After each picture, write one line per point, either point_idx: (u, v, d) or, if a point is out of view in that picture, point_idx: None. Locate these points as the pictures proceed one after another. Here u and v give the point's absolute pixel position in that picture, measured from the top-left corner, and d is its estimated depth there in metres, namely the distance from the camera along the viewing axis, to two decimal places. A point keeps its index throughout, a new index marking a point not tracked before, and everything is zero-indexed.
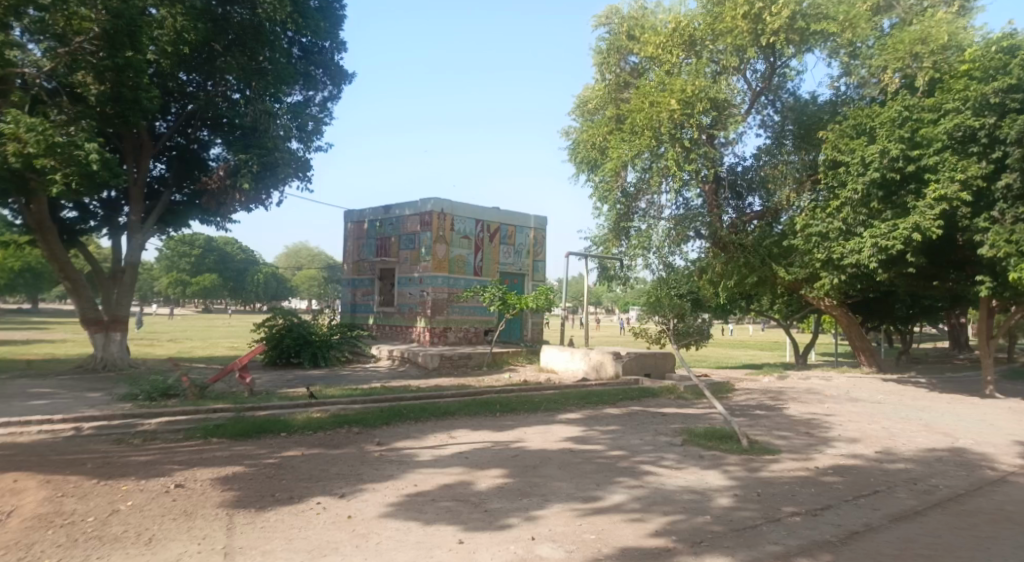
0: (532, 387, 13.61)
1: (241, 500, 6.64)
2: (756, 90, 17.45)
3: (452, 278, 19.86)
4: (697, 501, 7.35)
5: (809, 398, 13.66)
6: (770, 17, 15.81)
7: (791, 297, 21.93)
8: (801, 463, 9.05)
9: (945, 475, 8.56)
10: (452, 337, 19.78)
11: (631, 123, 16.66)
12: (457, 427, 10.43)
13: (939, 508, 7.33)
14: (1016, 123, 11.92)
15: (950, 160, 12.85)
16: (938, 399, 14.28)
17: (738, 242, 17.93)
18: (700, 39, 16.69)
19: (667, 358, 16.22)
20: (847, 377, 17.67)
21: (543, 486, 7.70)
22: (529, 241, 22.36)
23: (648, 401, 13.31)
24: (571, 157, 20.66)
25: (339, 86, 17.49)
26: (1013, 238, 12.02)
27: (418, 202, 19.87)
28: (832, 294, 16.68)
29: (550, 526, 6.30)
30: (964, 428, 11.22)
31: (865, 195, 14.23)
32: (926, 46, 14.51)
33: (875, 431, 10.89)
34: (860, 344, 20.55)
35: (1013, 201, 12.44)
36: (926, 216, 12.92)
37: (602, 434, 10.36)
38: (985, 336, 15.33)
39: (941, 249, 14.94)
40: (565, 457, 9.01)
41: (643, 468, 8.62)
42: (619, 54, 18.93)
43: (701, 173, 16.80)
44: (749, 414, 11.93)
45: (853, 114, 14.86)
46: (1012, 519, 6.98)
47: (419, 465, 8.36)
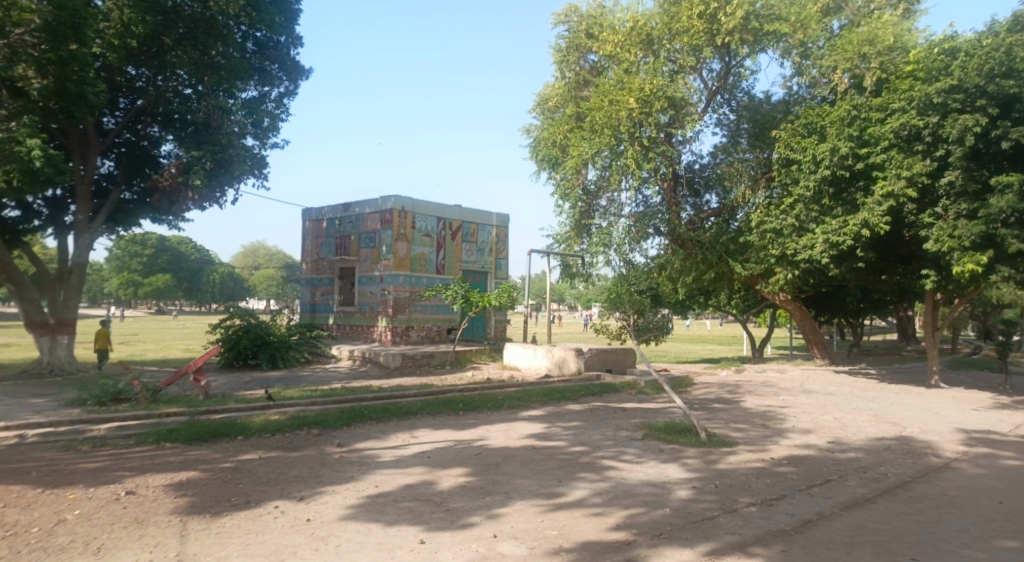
0: (494, 384, 13.62)
1: (196, 506, 6.47)
2: (712, 89, 17.72)
3: (413, 276, 19.71)
4: (657, 494, 7.46)
5: (765, 391, 14.00)
6: (725, 17, 16.09)
7: (748, 293, 22.42)
8: (757, 455, 9.27)
9: (893, 463, 8.87)
10: (414, 336, 19.66)
11: (591, 122, 16.77)
12: (419, 427, 10.35)
13: (888, 495, 7.58)
14: (957, 123, 12.27)
15: (896, 158, 13.30)
16: (887, 389, 14.78)
17: (696, 239, 18.21)
18: (657, 39, 16.86)
19: (628, 354, 16.40)
20: (801, 369, 18.16)
21: (506, 483, 7.71)
22: (491, 238, 22.34)
23: (609, 396, 13.45)
24: (532, 154, 20.70)
25: (296, 82, 17.17)
26: (956, 233, 12.49)
27: (379, 200, 19.64)
28: (787, 289, 17.11)
29: (512, 523, 6.30)
30: (911, 417, 11.64)
31: (818, 191, 14.65)
32: (873, 47, 15.02)
33: (828, 421, 11.20)
34: (814, 337, 21.08)
35: (956, 197, 12.91)
36: (875, 212, 13.36)
37: (564, 431, 10.41)
38: (931, 328, 15.84)
39: (888, 244, 15.44)
40: (528, 454, 9.03)
41: (605, 463, 8.71)
42: (578, 52, 19.00)
43: (659, 170, 17.04)
44: (707, 408, 12.15)
45: (805, 114, 15.26)
46: (956, 504, 7.27)
47: (380, 466, 8.27)
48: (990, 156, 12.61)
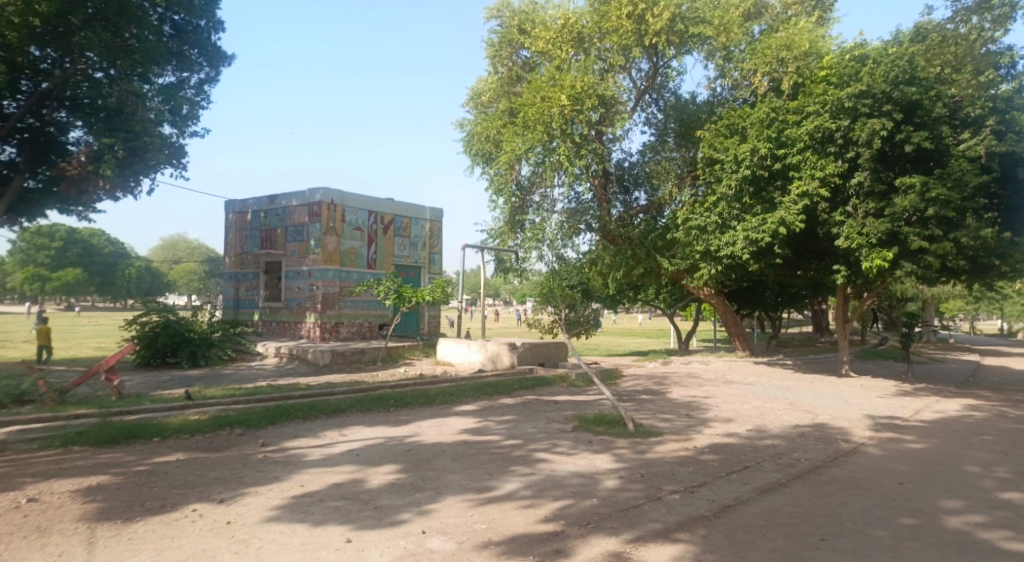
0: (426, 380, 13.52)
1: (106, 511, 6.15)
2: (641, 88, 18.14)
3: (343, 271, 19.32)
4: (585, 485, 7.60)
5: (690, 382, 14.47)
6: (652, 18, 16.38)
7: (675, 287, 23.12)
8: (682, 444, 9.57)
9: (806, 448, 9.35)
10: (344, 332, 19.31)
11: (524, 118, 16.85)
12: (349, 424, 10.17)
13: (801, 480, 7.99)
14: (866, 127, 13.01)
15: (811, 159, 13.99)
16: (802, 379, 15.54)
17: (625, 235, 18.62)
18: (588, 37, 17.15)
19: (560, 348, 16.62)
20: (724, 361, 18.92)
21: (436, 479, 7.67)
22: (424, 232, 22.14)
23: (542, 390, 13.60)
24: (466, 149, 20.62)
25: (217, 68, 16.56)
26: (864, 231, 13.25)
27: (307, 193, 19.13)
28: (711, 283, 17.73)
29: (442, 518, 6.29)
30: (823, 404, 12.31)
31: (739, 190, 15.13)
32: (790, 52, 15.72)
33: (748, 410, 11.69)
34: (736, 329, 21.91)
35: (864, 197, 13.69)
36: (791, 211, 14.00)
37: (497, 425, 10.45)
38: (842, 321, 16.72)
39: (804, 242, 16.19)
40: (459, 449, 9.02)
41: (536, 456, 8.80)
42: (511, 48, 19.08)
43: (591, 168, 17.34)
44: (636, 399, 12.47)
45: (727, 115, 15.79)
46: (861, 485, 7.73)
47: (307, 465, 8.08)
48: (895, 158, 13.49)
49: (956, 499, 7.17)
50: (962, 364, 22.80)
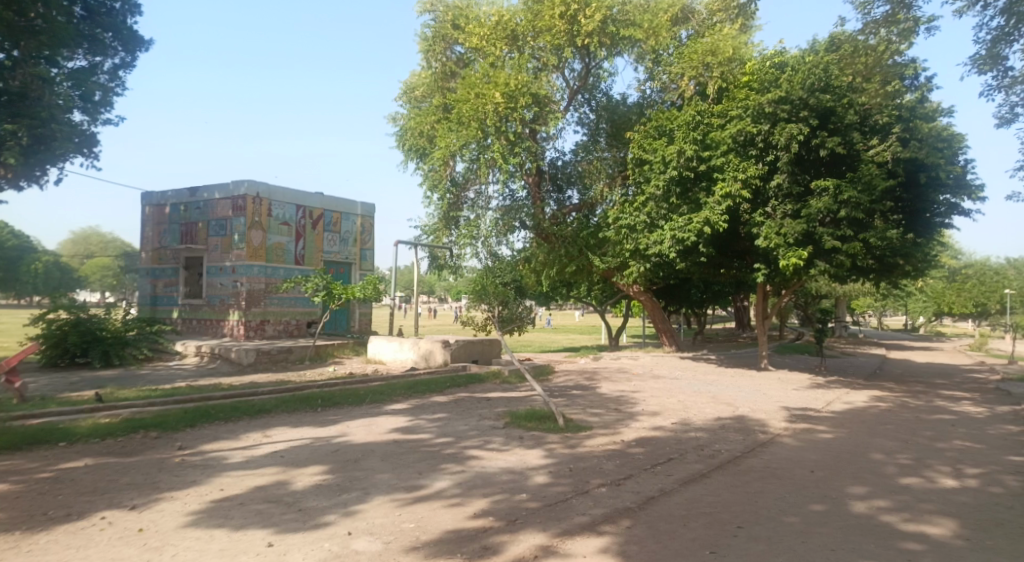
0: (356, 379, 13.27)
1: (3, 523, 5.74)
2: (573, 88, 18.38)
3: (269, 267, 18.73)
4: (514, 481, 7.64)
5: (619, 377, 14.79)
6: (584, 19, 16.63)
7: (606, 285, 23.54)
8: (610, 437, 9.76)
9: (727, 440, 9.72)
10: (271, 330, 18.76)
11: (458, 114, 16.78)
12: (274, 425, 9.87)
13: (721, 470, 8.29)
14: (784, 131, 13.60)
15: (733, 161, 14.46)
16: (725, 373, 16.16)
17: (558, 233, 18.84)
18: (521, 35, 17.25)
19: (493, 345, 16.67)
20: (652, 356, 19.48)
21: (364, 479, 7.54)
22: (355, 228, 21.72)
23: (474, 387, 13.60)
24: (398, 144, 20.36)
25: (133, 53, 15.75)
26: (782, 231, 13.81)
27: (230, 185, 18.42)
28: (640, 281, 18.17)
29: (368, 518, 6.20)
30: (744, 397, 12.82)
31: (666, 191, 15.50)
32: (715, 57, 16.24)
33: (674, 404, 12.03)
34: (664, 326, 22.54)
35: (783, 199, 14.31)
36: (715, 211, 14.44)
37: (429, 423, 10.36)
38: (762, 317, 17.46)
39: (727, 241, 16.78)
40: (388, 448, 8.90)
41: (467, 453, 8.78)
42: (444, 43, 18.96)
43: (525, 165, 17.43)
44: (567, 394, 12.63)
45: (655, 117, 16.16)
46: (776, 475, 8.10)
47: (227, 468, 7.79)
48: (811, 163, 14.24)
49: (861, 485, 7.61)
50: (869, 358, 24.21)
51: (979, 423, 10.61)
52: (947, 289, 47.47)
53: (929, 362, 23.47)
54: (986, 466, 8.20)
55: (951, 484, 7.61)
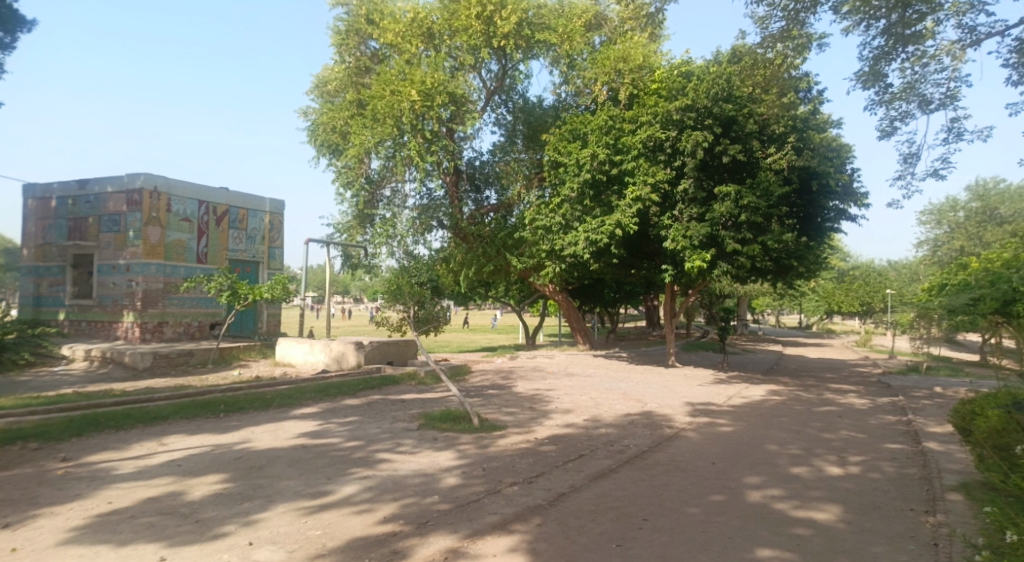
0: (263, 382, 12.79)
1: None
2: (490, 89, 18.44)
3: (168, 266, 17.73)
4: (426, 483, 7.58)
5: (534, 376, 14.96)
6: (500, 21, 16.74)
7: (523, 285, 23.81)
8: (523, 436, 9.85)
9: (635, 435, 10.03)
10: (170, 333, 17.79)
11: (372, 110, 16.53)
12: (170, 433, 9.34)
13: (629, 465, 8.54)
14: (691, 139, 14.14)
15: (643, 166, 14.92)
16: (636, 370, 16.67)
17: (477, 233, 18.90)
18: (438, 33, 17.14)
19: (408, 346, 16.49)
20: (567, 354, 19.89)
21: (268, 486, 7.27)
22: (263, 225, 20.93)
23: (388, 388, 13.40)
24: (310, 139, 19.77)
25: (12, 34, 14.49)
26: (688, 234, 14.44)
27: (125, 178, 17.32)
28: (556, 280, 18.54)
29: (271, 528, 5.97)
30: (652, 394, 13.27)
31: (580, 193, 15.85)
32: (626, 64, 16.71)
33: (586, 401, 12.31)
34: (579, 324, 23.04)
35: (689, 203, 14.90)
36: (626, 214, 14.88)
37: (339, 427, 10.11)
38: (671, 316, 18.14)
39: (638, 243, 17.30)
40: (295, 454, 8.62)
41: (378, 457, 8.63)
42: (358, 37, 18.57)
43: (442, 164, 17.34)
44: (482, 394, 12.66)
45: (570, 120, 16.49)
46: (680, 468, 8.43)
47: (117, 480, 7.30)
48: (715, 168, 14.88)
49: (757, 475, 8.03)
50: (768, 354, 25.62)
51: (861, 414, 11.45)
52: (837, 289, 51.01)
53: (821, 358, 25.14)
54: (868, 454, 8.85)
55: (836, 471, 8.16)
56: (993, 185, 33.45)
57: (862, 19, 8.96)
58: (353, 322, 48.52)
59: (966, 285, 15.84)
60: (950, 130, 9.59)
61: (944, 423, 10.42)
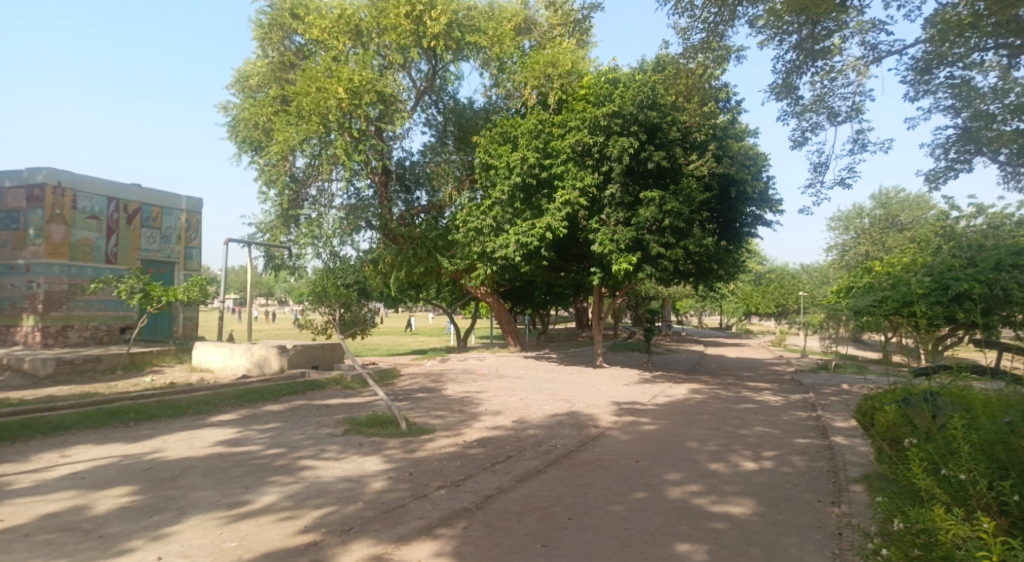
0: (177, 389, 12.21)
1: None
2: (420, 88, 18.22)
3: (74, 266, 16.70)
4: (351, 489, 7.43)
5: (464, 378, 14.92)
6: (430, 21, 16.62)
7: (454, 287, 23.76)
8: (452, 439, 9.81)
9: (563, 435, 10.15)
10: (75, 337, 16.75)
11: (297, 107, 16.13)
12: (74, 444, 8.79)
13: (556, 465, 8.63)
14: (617, 145, 14.50)
15: (572, 170, 15.17)
16: (564, 371, 16.91)
17: (407, 234, 18.70)
18: (366, 31, 16.84)
19: (334, 350, 16.14)
20: (497, 356, 19.97)
21: (181, 498, 6.94)
22: (179, 224, 20.03)
23: (312, 393, 13.07)
24: (231, 135, 19.06)
25: None
26: (614, 237, 14.81)
27: (25, 172, 16.21)
28: (487, 282, 18.62)
29: (183, 541, 5.70)
30: (580, 394, 13.48)
31: (511, 196, 15.97)
32: (556, 69, 16.93)
33: (515, 403, 12.37)
34: (510, 326, 23.17)
35: (617, 207, 15.28)
36: (556, 217, 15.09)
37: (259, 434, 9.76)
38: (598, 318, 18.49)
39: (567, 246, 17.55)
40: (212, 463, 8.28)
41: (301, 464, 8.39)
42: (282, 32, 18.06)
43: (370, 164, 17.09)
44: (411, 398, 12.52)
45: (500, 123, 16.59)
46: (605, 466, 8.59)
47: (11, 495, 6.79)
48: (641, 174, 15.28)
49: (678, 472, 8.28)
50: (691, 354, 26.51)
51: (775, 410, 12.00)
52: (755, 291, 53.40)
53: (739, 357, 26.24)
54: (780, 449, 9.28)
55: (752, 466, 8.52)
56: (894, 194, 35.69)
57: (776, 33, 9.40)
58: (274, 325, 47.40)
59: (870, 287, 16.86)
60: (855, 141, 10.17)
61: (849, 417, 11.06)
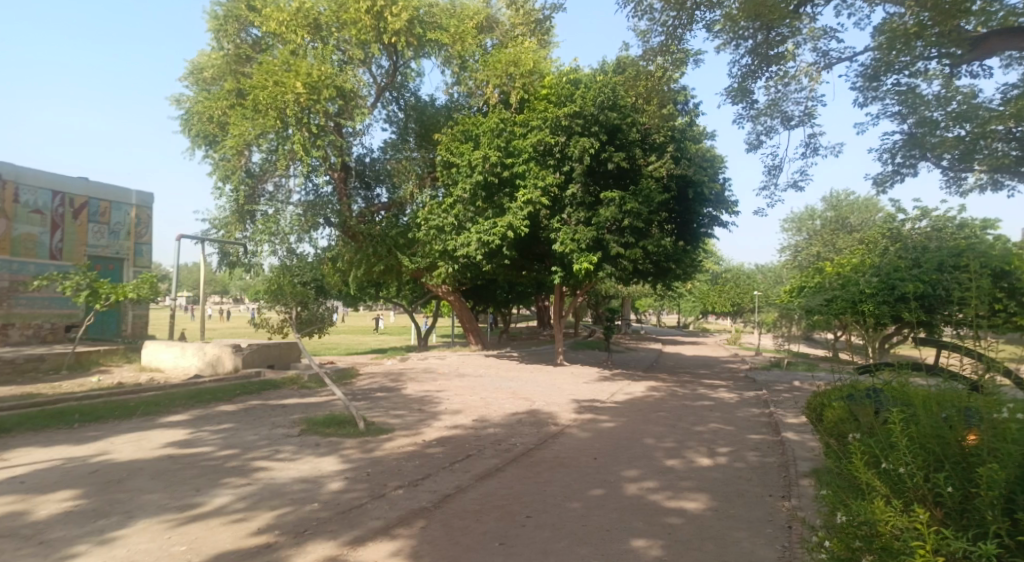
0: (126, 389, 11.84)
1: None
2: (381, 84, 18.02)
3: (15, 262, 16.07)
4: (307, 490, 7.31)
5: (424, 377, 14.84)
6: (391, 17, 16.47)
7: (415, 285, 23.61)
8: (410, 438, 9.74)
9: (522, 434, 10.18)
10: (16, 336, 16.07)
11: (253, 101, 15.80)
12: (13, 447, 8.43)
13: (515, 463, 8.66)
14: (579, 145, 14.63)
15: (534, 169, 15.22)
16: (525, 370, 16.97)
17: (366, 232, 18.48)
18: (324, 25, 16.59)
19: (291, 349, 15.89)
20: (458, 355, 19.92)
21: (128, 501, 6.72)
22: (129, 219, 19.43)
23: (267, 393, 12.83)
24: (184, 129, 18.56)
25: None
26: (576, 237, 14.96)
27: None
28: (448, 281, 18.57)
29: (130, 545, 5.53)
30: (540, 392, 13.53)
31: (472, 195, 15.94)
32: (517, 68, 16.95)
33: (475, 402, 12.37)
34: (471, 325, 23.13)
35: (578, 207, 15.43)
36: (517, 216, 15.13)
37: (212, 435, 9.53)
38: (559, 316, 18.60)
39: (528, 245, 17.60)
40: (162, 465, 8.04)
41: (255, 465, 8.22)
42: (238, 24, 17.67)
43: (329, 160, 16.84)
44: (369, 397, 12.39)
45: (462, 121, 16.54)
46: (564, 464, 8.65)
47: None
48: (601, 174, 15.44)
49: (635, 469, 8.39)
50: (650, 353, 26.86)
51: (730, 407, 12.27)
52: (712, 290, 54.51)
53: (696, 355, 26.75)
54: (734, 445, 9.49)
55: (707, 462, 8.68)
56: (845, 197, 36.85)
57: (732, 38, 9.60)
58: (229, 324, 46.34)
59: (821, 287, 17.36)
60: (808, 145, 10.48)
61: (800, 413, 11.38)
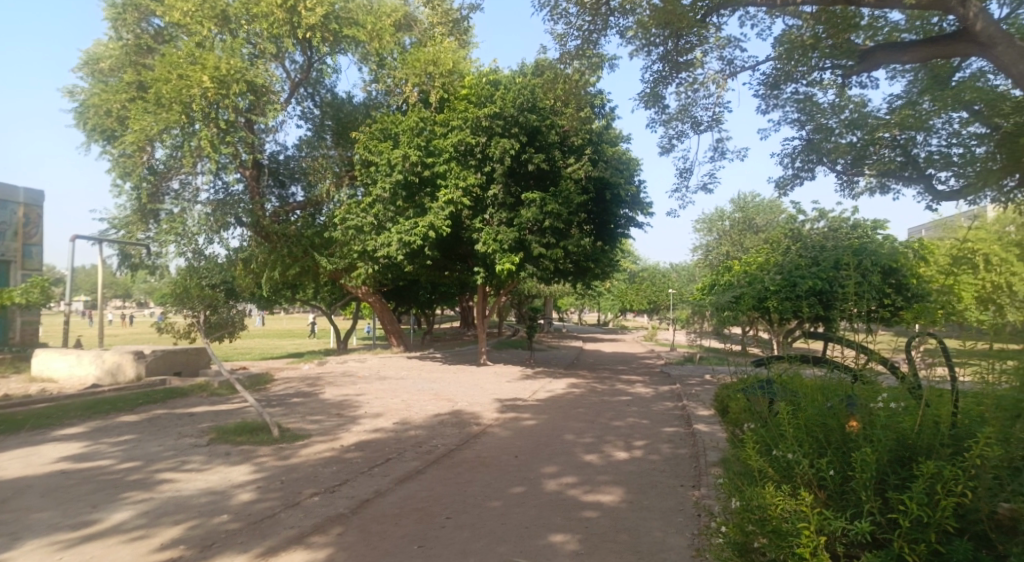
0: (13, 402, 10.96)
1: None
2: (295, 80, 17.48)
3: None
4: (215, 501, 7.01)
5: (344, 381, 14.53)
6: (305, 12, 16.02)
7: (334, 287, 23.08)
8: (328, 444, 9.51)
9: (443, 435, 10.14)
10: None
11: (155, 94, 15.01)
12: None
13: (435, 465, 8.60)
14: (499, 147, 14.76)
15: (454, 169, 15.18)
16: (447, 370, 16.91)
17: (281, 232, 17.92)
18: (233, 17, 15.87)
19: (200, 355, 15.21)
20: (378, 357, 19.63)
21: (13, 522, 6.23)
22: (16, 219, 18.04)
23: (174, 402, 12.21)
24: (78, 122, 17.41)
25: None
26: (498, 238, 15.09)
27: None
28: (368, 281, 18.28)
29: None
30: (462, 393, 13.52)
31: (392, 194, 15.73)
32: (437, 68, 16.86)
33: (396, 404, 12.21)
34: (392, 326, 22.80)
35: (499, 207, 15.58)
36: (439, 216, 15.10)
37: (111, 447, 8.98)
38: (482, 316, 18.58)
39: (450, 244, 17.53)
40: (53, 482, 7.51)
41: (159, 478, 7.81)
42: (138, 13, 16.72)
43: (239, 157, 16.21)
44: (285, 403, 12.00)
45: (381, 119, 16.25)
46: (484, 464, 8.68)
47: None
48: (522, 175, 15.63)
49: (554, 465, 8.53)
50: (571, 350, 27.37)
51: (646, 402, 12.67)
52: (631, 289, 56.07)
53: (616, 352, 27.43)
54: (649, 438, 9.81)
55: (623, 455, 8.94)
56: (751, 199, 38.80)
57: (643, 45, 9.91)
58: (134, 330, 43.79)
59: (730, 285, 18.15)
60: (716, 149, 10.92)
61: (710, 406, 11.88)
